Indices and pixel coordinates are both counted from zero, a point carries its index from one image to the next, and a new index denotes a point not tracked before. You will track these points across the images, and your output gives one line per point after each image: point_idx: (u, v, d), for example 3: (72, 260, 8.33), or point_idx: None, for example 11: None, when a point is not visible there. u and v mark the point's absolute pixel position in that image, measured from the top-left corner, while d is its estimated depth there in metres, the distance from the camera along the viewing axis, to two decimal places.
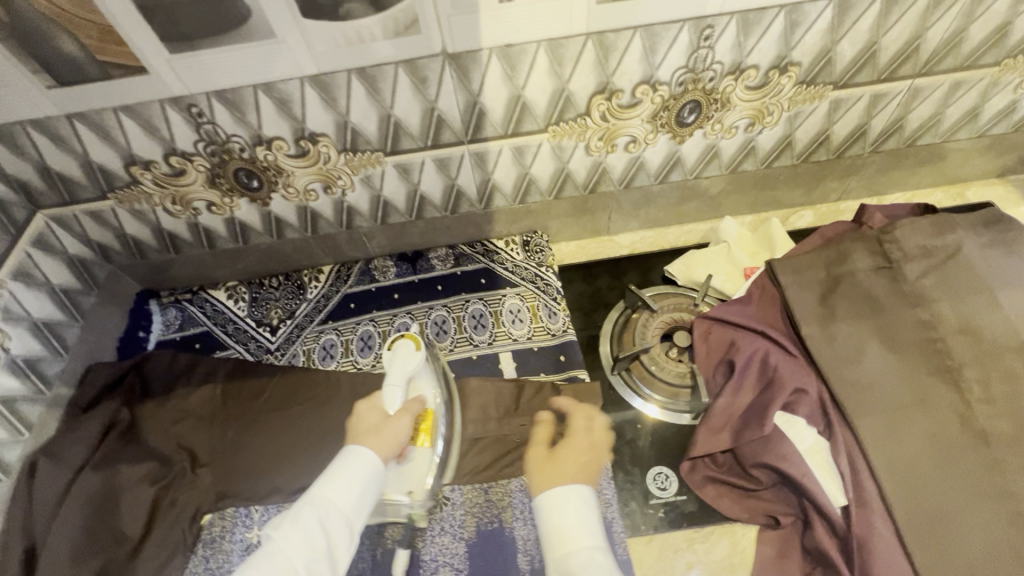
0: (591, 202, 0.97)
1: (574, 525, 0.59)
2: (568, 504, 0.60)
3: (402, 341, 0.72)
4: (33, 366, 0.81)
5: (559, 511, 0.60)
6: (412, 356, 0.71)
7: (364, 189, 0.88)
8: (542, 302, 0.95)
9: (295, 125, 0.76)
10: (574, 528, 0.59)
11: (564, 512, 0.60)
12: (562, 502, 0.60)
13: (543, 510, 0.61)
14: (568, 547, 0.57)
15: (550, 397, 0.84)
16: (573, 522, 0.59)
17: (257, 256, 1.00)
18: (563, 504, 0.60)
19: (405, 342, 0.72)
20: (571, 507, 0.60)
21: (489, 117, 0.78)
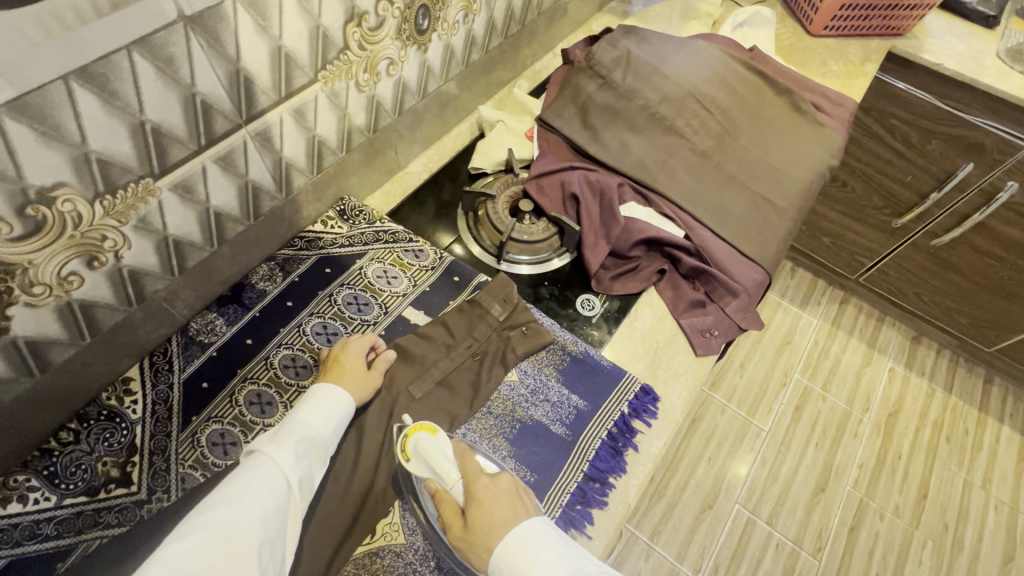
0: (378, 142, 0.97)
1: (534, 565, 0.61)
2: (524, 546, 0.62)
3: (411, 437, 0.70)
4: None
5: (517, 558, 0.62)
6: (434, 449, 0.69)
7: (143, 237, 0.68)
8: (401, 250, 0.94)
9: (10, 187, 0.52)
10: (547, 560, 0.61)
11: (525, 554, 0.62)
12: (517, 547, 0.62)
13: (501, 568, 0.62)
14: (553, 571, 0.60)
15: (475, 311, 0.87)
16: (533, 560, 0.61)
17: (19, 413, 0.68)
18: (518, 556, 0.62)
19: (419, 436, 0.70)
20: (529, 548, 0.62)
21: (258, 84, 0.69)
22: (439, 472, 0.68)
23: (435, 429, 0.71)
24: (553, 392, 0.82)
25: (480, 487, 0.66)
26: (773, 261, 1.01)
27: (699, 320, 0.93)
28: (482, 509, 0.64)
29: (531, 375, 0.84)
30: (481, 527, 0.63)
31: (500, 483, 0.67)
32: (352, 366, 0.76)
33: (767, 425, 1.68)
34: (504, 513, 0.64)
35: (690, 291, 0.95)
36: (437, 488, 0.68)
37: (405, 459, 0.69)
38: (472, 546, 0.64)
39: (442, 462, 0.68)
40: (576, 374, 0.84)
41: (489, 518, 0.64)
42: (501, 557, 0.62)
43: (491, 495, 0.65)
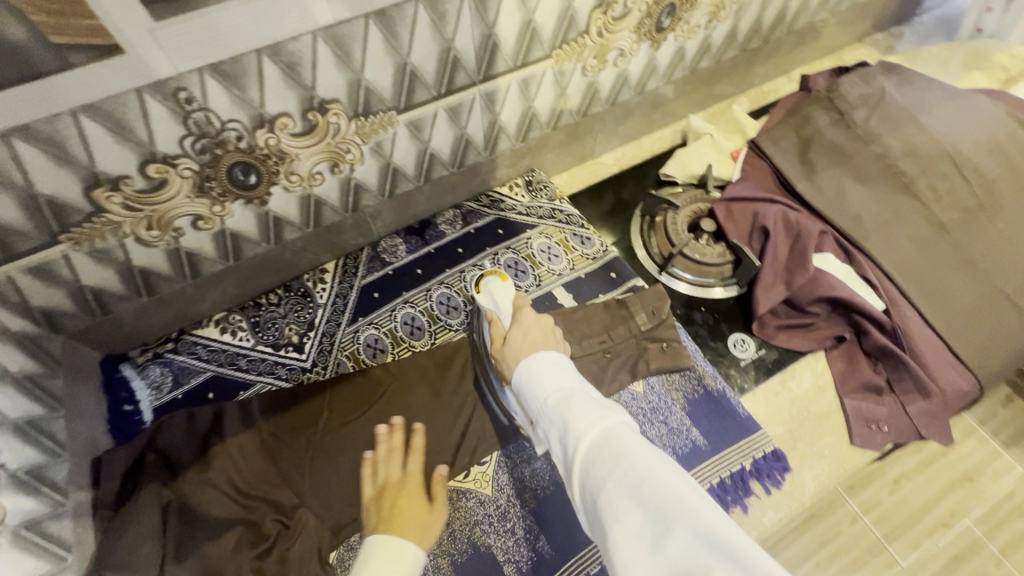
0: (581, 127, 1.00)
1: (541, 377, 0.67)
2: (540, 364, 0.68)
3: (484, 279, 0.88)
4: (36, 426, 0.66)
5: (533, 370, 0.68)
6: (495, 290, 0.86)
7: (374, 158, 0.80)
8: (570, 232, 0.97)
9: (304, 93, 0.65)
10: (556, 379, 0.66)
11: (539, 370, 0.67)
12: (534, 364, 0.68)
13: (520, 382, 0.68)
14: (559, 389, 0.65)
15: (620, 312, 0.87)
16: (546, 376, 0.66)
17: (251, 269, 0.86)
18: (535, 368, 0.68)
19: (491, 278, 0.88)
20: (545, 366, 0.67)
21: (502, 50, 0.76)
22: (500, 309, 0.83)
23: (504, 277, 0.88)
24: (674, 418, 0.79)
25: (524, 315, 0.78)
26: (992, 374, 0.82)
27: (868, 406, 0.81)
28: (521, 332, 0.75)
29: (657, 393, 0.82)
30: (517, 343, 0.74)
31: (541, 321, 0.77)
32: (410, 498, 0.69)
33: (906, 561, 1.36)
34: (533, 341, 0.73)
35: (868, 372, 0.82)
36: (494, 318, 0.81)
37: (477, 292, 0.87)
38: (505, 356, 0.74)
39: (505, 304, 0.84)
40: (705, 408, 0.80)
41: (524, 337, 0.74)
42: (521, 370, 0.69)
43: (530, 324, 0.76)
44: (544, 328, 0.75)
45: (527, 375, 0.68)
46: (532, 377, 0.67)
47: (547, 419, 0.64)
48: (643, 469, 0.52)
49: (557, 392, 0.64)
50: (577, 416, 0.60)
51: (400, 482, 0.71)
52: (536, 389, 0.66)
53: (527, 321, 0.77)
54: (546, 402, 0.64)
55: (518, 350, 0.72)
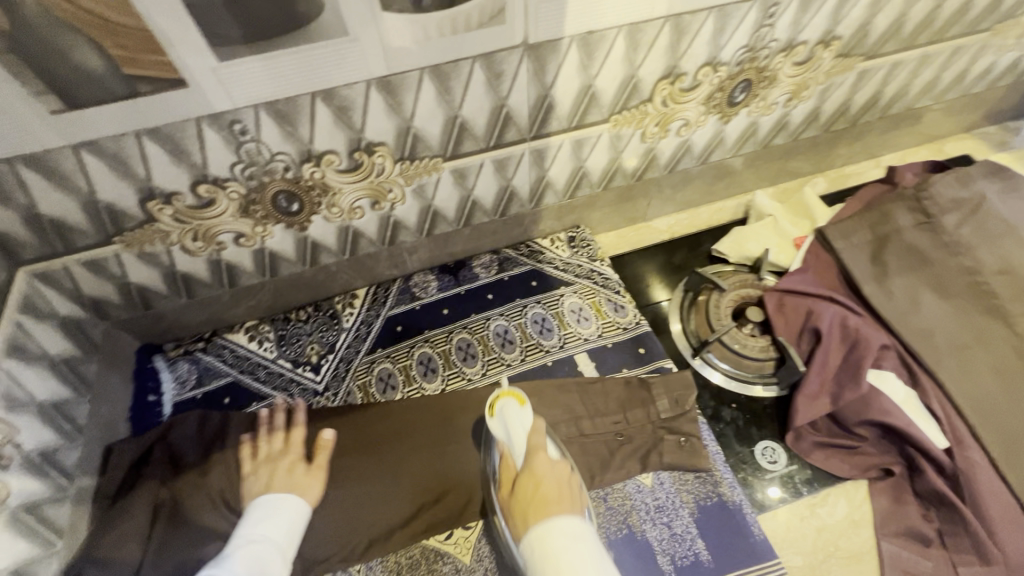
0: (635, 190, 0.96)
1: (560, 563, 0.56)
2: (556, 542, 0.58)
3: (500, 400, 0.75)
4: (59, 409, 0.70)
5: (544, 552, 0.58)
6: (515, 416, 0.73)
7: (415, 199, 0.80)
8: (604, 297, 0.93)
9: (352, 135, 0.67)
10: (574, 564, 0.56)
11: (552, 552, 0.57)
12: (547, 538, 0.59)
13: (532, 550, 0.59)
14: (579, 574, 0.55)
15: (640, 393, 0.82)
16: (563, 558, 0.57)
17: (286, 286, 0.89)
18: (551, 544, 0.58)
19: (506, 401, 0.74)
20: (562, 546, 0.58)
21: (557, 110, 0.74)
22: (512, 440, 0.71)
23: (522, 400, 0.74)
24: (679, 522, 0.73)
25: (541, 460, 0.68)
26: None
27: (908, 556, 0.71)
28: (531, 479, 0.66)
29: (665, 490, 0.76)
30: (526, 492, 0.65)
31: (557, 468, 0.67)
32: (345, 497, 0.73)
33: None
34: (546, 493, 0.64)
35: (914, 516, 0.72)
36: (506, 452, 0.72)
37: (490, 415, 0.74)
38: (515, 513, 0.64)
39: (520, 433, 0.71)
40: (715, 518, 0.73)
41: (534, 491, 0.64)
42: (532, 540, 0.60)
43: (544, 469, 0.67)
44: (560, 478, 0.66)
45: (538, 556, 0.58)
46: (545, 557, 0.58)
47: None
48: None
49: (575, 573, 0.55)
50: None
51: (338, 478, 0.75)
52: (549, 574, 0.56)
53: (540, 468, 0.67)
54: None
55: (525, 509, 0.63)
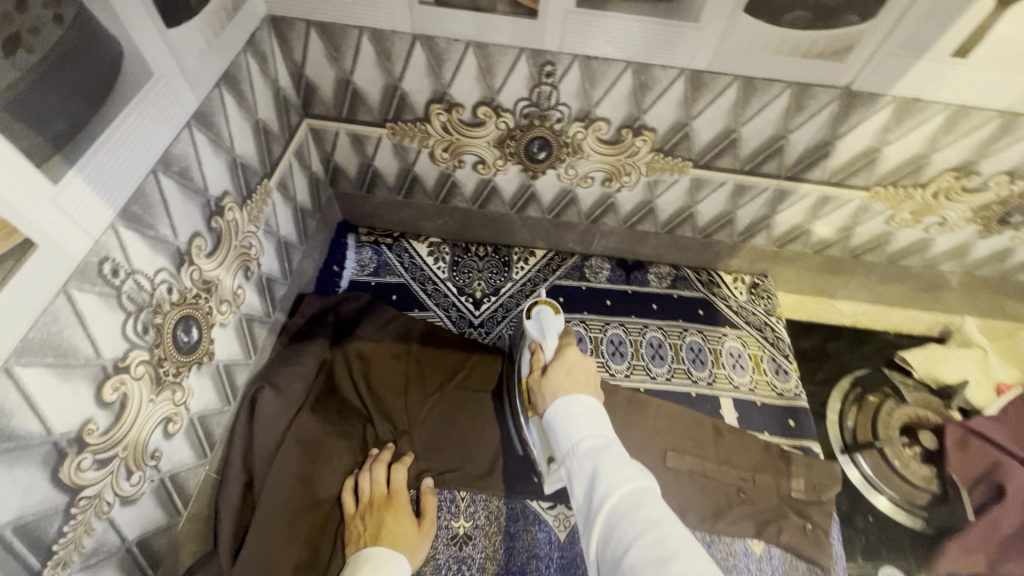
0: (843, 265, 0.92)
1: (576, 424, 0.57)
2: (577, 406, 0.58)
3: (536, 305, 0.76)
4: (286, 248, 0.77)
5: (570, 410, 0.58)
6: (551, 322, 0.74)
7: (642, 191, 0.81)
8: (768, 354, 0.90)
9: (633, 112, 0.68)
10: (593, 427, 0.56)
11: (576, 412, 0.57)
12: (575, 402, 0.59)
13: (557, 412, 0.59)
14: (594, 435, 0.55)
15: (778, 463, 0.79)
16: (584, 417, 0.57)
17: (481, 220, 0.93)
18: (571, 407, 0.58)
19: (544, 307, 0.76)
20: (580, 411, 0.58)
21: (828, 161, 0.72)
22: (545, 338, 0.72)
23: (556, 309, 0.76)
24: None
25: (569, 352, 0.68)
26: None
27: None
28: (562, 366, 0.65)
29: (772, 567, 0.74)
30: (557, 378, 0.64)
31: (587, 361, 0.67)
32: (399, 519, 0.68)
33: None
34: (572, 378, 0.63)
35: None
36: (536, 350, 0.72)
37: (527, 317, 0.75)
38: (540, 394, 0.65)
39: (553, 336, 0.72)
40: None
41: (564, 375, 0.64)
42: (558, 404, 0.59)
43: (573, 361, 0.66)
44: (586, 368, 0.65)
45: (566, 409, 0.58)
46: (568, 415, 0.58)
47: (573, 464, 0.53)
48: (673, 555, 0.41)
49: (593, 436, 0.55)
50: (613, 465, 0.50)
51: (388, 496, 0.70)
52: (574, 426, 0.56)
53: (571, 360, 0.66)
54: (580, 445, 0.54)
55: (551, 388, 0.63)
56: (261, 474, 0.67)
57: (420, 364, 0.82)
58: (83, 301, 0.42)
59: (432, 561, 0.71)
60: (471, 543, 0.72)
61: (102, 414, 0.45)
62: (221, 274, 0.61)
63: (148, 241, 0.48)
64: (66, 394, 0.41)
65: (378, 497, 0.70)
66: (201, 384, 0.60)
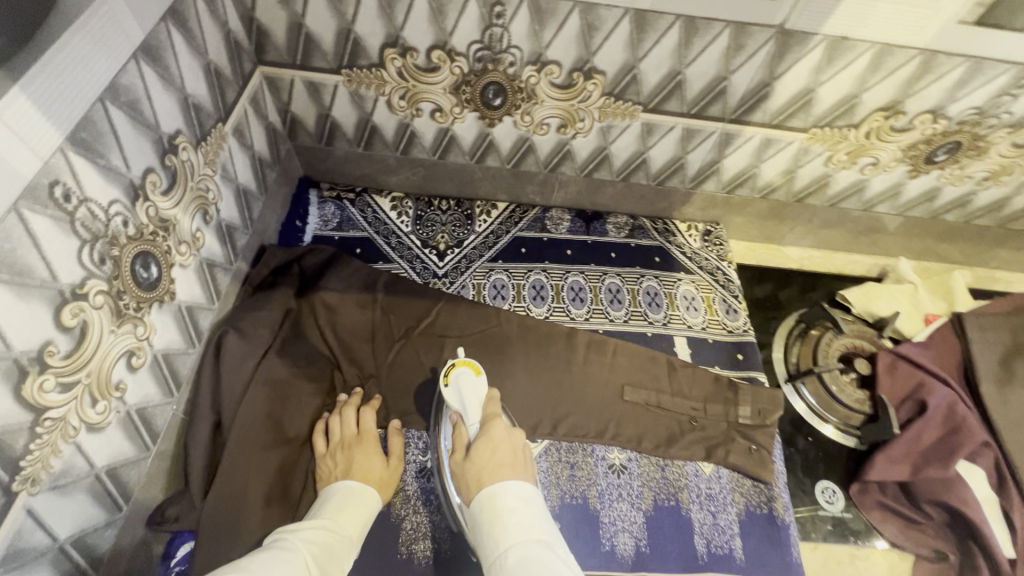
0: (788, 209, 0.97)
1: (506, 519, 0.57)
2: (504, 503, 0.59)
3: (455, 368, 0.73)
4: (246, 197, 0.77)
5: (496, 507, 0.59)
6: (467, 390, 0.72)
7: (596, 137, 0.84)
8: (720, 296, 0.95)
9: (583, 54, 0.71)
10: (519, 526, 0.56)
11: (502, 511, 0.58)
12: (496, 497, 0.60)
13: (482, 511, 0.59)
14: (518, 541, 0.55)
15: (726, 392, 0.84)
16: (509, 516, 0.58)
17: (442, 172, 0.94)
18: (498, 503, 0.59)
19: (462, 368, 0.73)
20: (506, 516, 0.57)
21: (768, 102, 0.76)
22: (466, 410, 0.71)
23: (478, 371, 0.74)
24: (724, 516, 0.77)
25: (495, 428, 0.68)
26: None
27: None
28: (488, 445, 0.66)
29: (720, 484, 0.79)
30: (481, 460, 0.65)
31: (513, 435, 0.68)
32: (369, 456, 0.71)
33: None
34: (501, 459, 0.64)
35: None
36: (458, 423, 0.71)
37: (444, 384, 0.72)
38: (463, 474, 0.65)
39: (475, 406, 0.71)
40: (758, 527, 0.76)
41: (490, 455, 0.65)
42: (482, 500, 0.60)
43: (501, 437, 0.67)
44: (514, 445, 0.67)
45: (488, 509, 0.59)
46: (494, 517, 0.58)
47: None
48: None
49: (517, 546, 0.54)
50: None
51: (358, 435, 0.72)
52: (496, 538, 0.56)
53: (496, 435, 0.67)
54: (507, 559, 0.54)
55: (481, 472, 0.63)
56: (230, 411, 0.69)
57: (385, 311, 0.84)
58: (37, 223, 0.43)
59: (403, 492, 0.74)
60: (438, 476, 0.75)
61: (63, 338, 0.46)
62: (179, 215, 0.61)
63: (98, 170, 0.48)
64: (25, 313, 0.42)
65: (347, 436, 0.72)
66: (164, 322, 0.61)
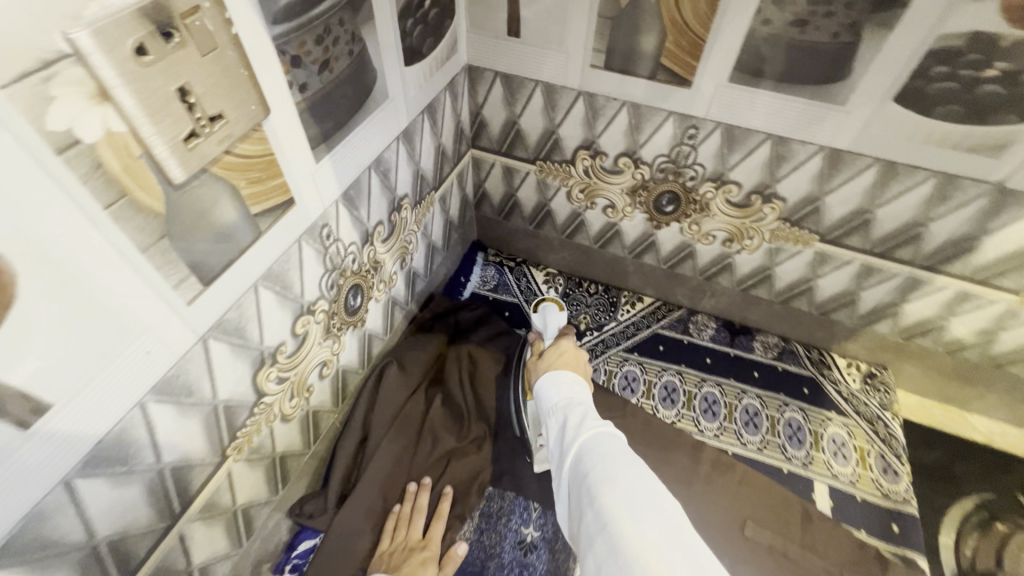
0: (981, 373, 0.85)
1: (563, 385, 0.65)
2: (563, 377, 0.67)
3: (544, 302, 0.90)
4: (432, 251, 0.90)
5: (556, 379, 0.66)
6: (552, 314, 0.87)
7: (762, 256, 0.84)
8: (877, 450, 0.85)
9: (767, 180, 0.73)
10: (574, 395, 0.63)
11: (563, 379, 0.66)
12: (560, 376, 0.66)
13: (549, 379, 0.67)
14: (574, 399, 0.63)
15: (874, 567, 0.73)
16: (567, 383, 0.65)
17: (598, 259, 1.00)
18: (562, 377, 0.66)
19: (549, 303, 0.89)
20: (566, 379, 0.66)
21: (972, 256, 0.70)
22: (544, 333, 0.82)
23: (559, 305, 0.89)
24: None
25: (565, 341, 0.77)
26: None
27: None
28: (557, 350, 0.73)
29: None
30: (550, 360, 0.71)
31: (580, 350, 0.74)
32: (426, 562, 0.69)
33: None
34: (564, 360, 0.70)
35: None
36: (535, 341, 0.81)
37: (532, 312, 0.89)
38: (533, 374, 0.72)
39: (557, 324, 0.86)
40: None
41: (560, 357, 0.71)
42: (546, 376, 0.68)
43: (565, 346, 0.73)
44: (575, 354, 0.73)
45: (551, 378, 0.67)
46: (554, 381, 0.66)
47: (552, 415, 0.63)
48: (617, 470, 0.50)
49: (571, 398, 0.63)
50: (582, 423, 0.58)
51: (422, 541, 0.72)
52: (556, 388, 0.65)
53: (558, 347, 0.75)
54: (558, 406, 0.63)
55: (543, 367, 0.70)
56: (374, 432, 0.78)
57: None
58: (306, 252, 0.55)
59: (496, 558, 0.75)
60: (535, 552, 0.75)
61: (290, 341, 0.58)
62: (386, 259, 0.74)
63: (351, 219, 0.62)
64: (278, 317, 0.54)
65: (413, 539, 0.72)
66: (351, 344, 0.72)
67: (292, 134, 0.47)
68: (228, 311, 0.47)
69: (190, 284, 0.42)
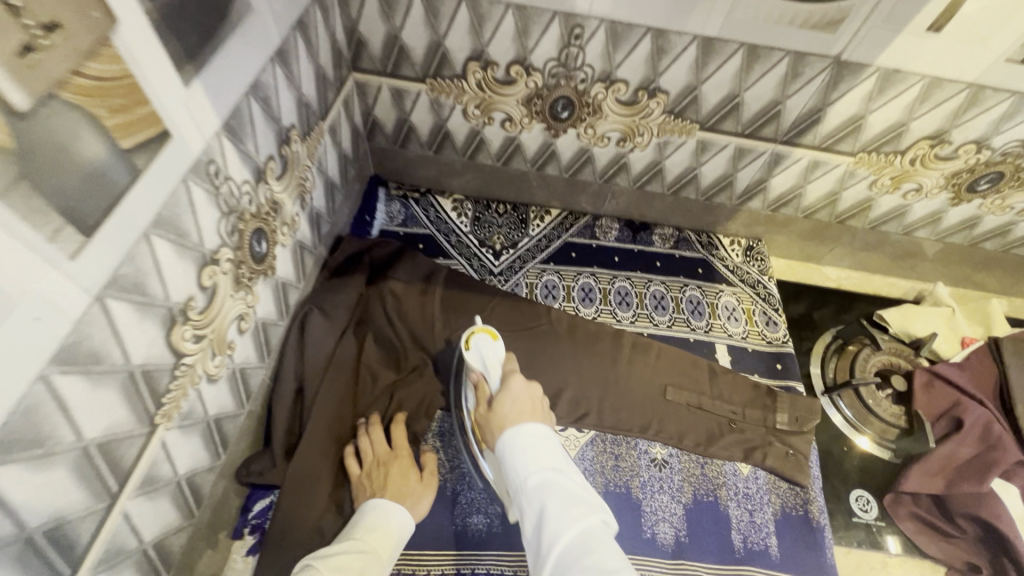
0: (830, 230, 1.01)
1: (529, 450, 0.62)
2: (527, 437, 0.64)
3: (473, 334, 0.77)
4: (331, 189, 0.85)
5: (518, 442, 0.63)
6: (487, 347, 0.76)
7: (653, 151, 0.90)
8: (760, 308, 1.00)
9: (650, 74, 0.77)
10: (544, 459, 0.62)
11: (527, 443, 0.63)
12: (523, 432, 0.64)
13: (508, 445, 0.63)
14: (545, 471, 0.60)
15: (765, 399, 0.88)
16: (534, 449, 0.62)
17: (502, 177, 1.01)
18: (522, 439, 0.63)
19: (480, 333, 0.77)
20: (531, 441, 0.63)
21: (819, 126, 0.81)
22: (487, 368, 0.74)
23: (494, 334, 0.77)
24: (761, 514, 0.81)
25: (515, 380, 0.71)
26: None
27: None
28: (508, 396, 0.69)
29: (757, 485, 0.83)
30: (502, 416, 0.67)
31: (531, 387, 0.71)
32: (403, 467, 0.74)
33: None
34: (521, 408, 0.67)
35: None
36: (479, 382, 0.74)
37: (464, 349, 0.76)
38: (489, 427, 0.68)
39: (495, 363, 0.75)
40: (794, 528, 0.80)
41: (510, 406, 0.68)
42: (506, 438, 0.64)
43: (518, 389, 0.70)
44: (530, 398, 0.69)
45: (514, 441, 0.63)
46: (517, 448, 0.63)
47: (522, 499, 0.60)
48: (600, 557, 0.51)
49: (544, 473, 0.60)
50: (561, 510, 0.56)
51: (392, 452, 0.75)
52: (522, 461, 0.61)
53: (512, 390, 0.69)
54: (530, 487, 0.59)
55: (504, 420, 0.66)
56: (309, 380, 0.76)
57: (447, 300, 0.89)
58: (195, 193, 0.50)
59: (458, 468, 0.80)
60: None
61: (200, 295, 0.53)
62: (285, 198, 0.69)
63: (239, 154, 0.56)
64: (180, 268, 0.49)
65: (383, 454, 0.74)
66: (265, 295, 0.68)
67: (150, 51, 0.41)
68: (120, 266, 0.42)
69: (69, 236, 0.36)
